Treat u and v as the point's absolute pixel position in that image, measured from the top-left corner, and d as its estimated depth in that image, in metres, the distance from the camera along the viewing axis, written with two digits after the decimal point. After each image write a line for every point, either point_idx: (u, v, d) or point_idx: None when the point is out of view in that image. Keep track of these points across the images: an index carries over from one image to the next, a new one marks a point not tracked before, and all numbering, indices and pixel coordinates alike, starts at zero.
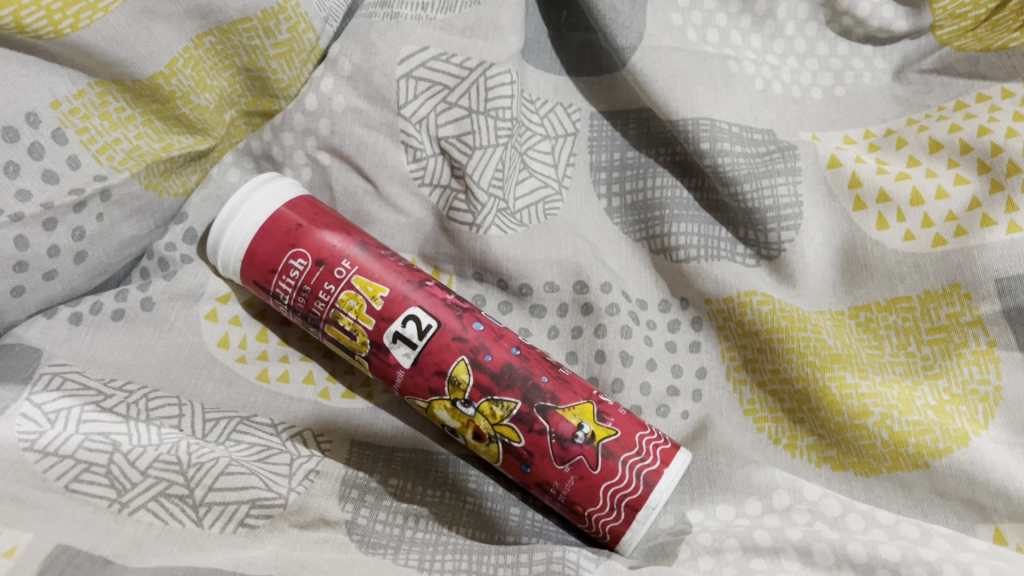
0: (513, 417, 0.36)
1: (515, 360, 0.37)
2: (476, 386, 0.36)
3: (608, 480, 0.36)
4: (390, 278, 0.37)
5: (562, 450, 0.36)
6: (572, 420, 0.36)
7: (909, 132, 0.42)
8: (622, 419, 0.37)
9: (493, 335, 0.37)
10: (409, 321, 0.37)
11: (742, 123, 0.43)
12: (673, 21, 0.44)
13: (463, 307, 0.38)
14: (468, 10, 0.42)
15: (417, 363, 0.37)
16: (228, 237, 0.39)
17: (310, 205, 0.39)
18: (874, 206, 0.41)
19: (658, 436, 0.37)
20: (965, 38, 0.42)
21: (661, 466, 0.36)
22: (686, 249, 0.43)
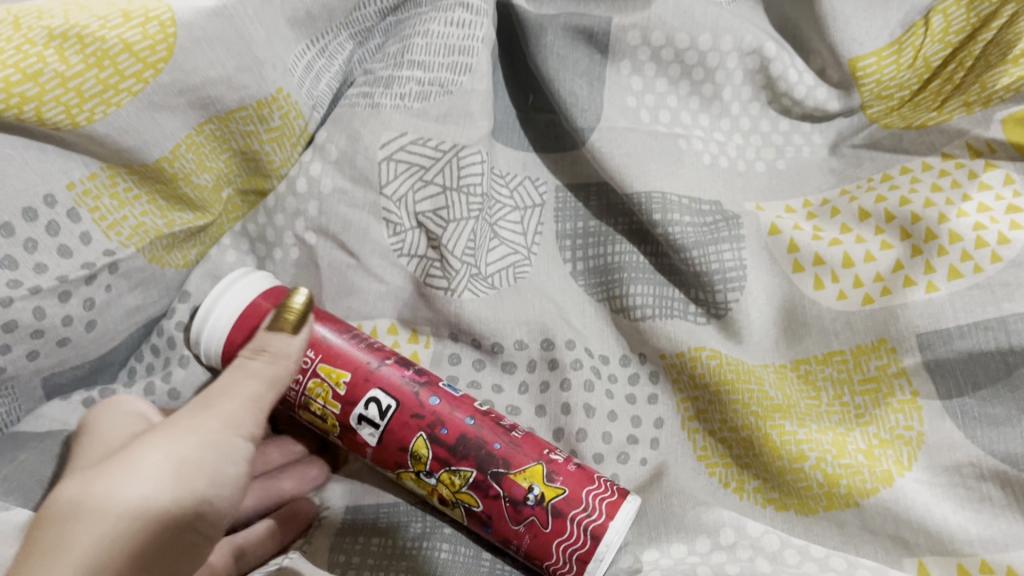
0: (470, 485, 0.40)
1: (469, 430, 0.40)
2: (435, 458, 0.40)
3: (558, 537, 0.39)
4: (352, 363, 0.41)
5: (516, 512, 0.40)
6: (523, 483, 0.40)
7: (841, 202, 0.47)
8: (570, 478, 0.40)
9: (449, 408, 0.41)
10: (371, 403, 0.41)
11: (690, 195, 0.47)
12: (628, 103, 0.49)
13: (421, 382, 0.41)
14: (441, 99, 0.47)
15: (382, 440, 0.41)
16: (208, 332, 0.43)
17: (281, 295, 0.43)
18: (811, 268, 0.45)
19: (605, 490, 0.40)
20: (891, 117, 0.47)
21: (606, 520, 0.39)
22: (642, 309, 0.47)
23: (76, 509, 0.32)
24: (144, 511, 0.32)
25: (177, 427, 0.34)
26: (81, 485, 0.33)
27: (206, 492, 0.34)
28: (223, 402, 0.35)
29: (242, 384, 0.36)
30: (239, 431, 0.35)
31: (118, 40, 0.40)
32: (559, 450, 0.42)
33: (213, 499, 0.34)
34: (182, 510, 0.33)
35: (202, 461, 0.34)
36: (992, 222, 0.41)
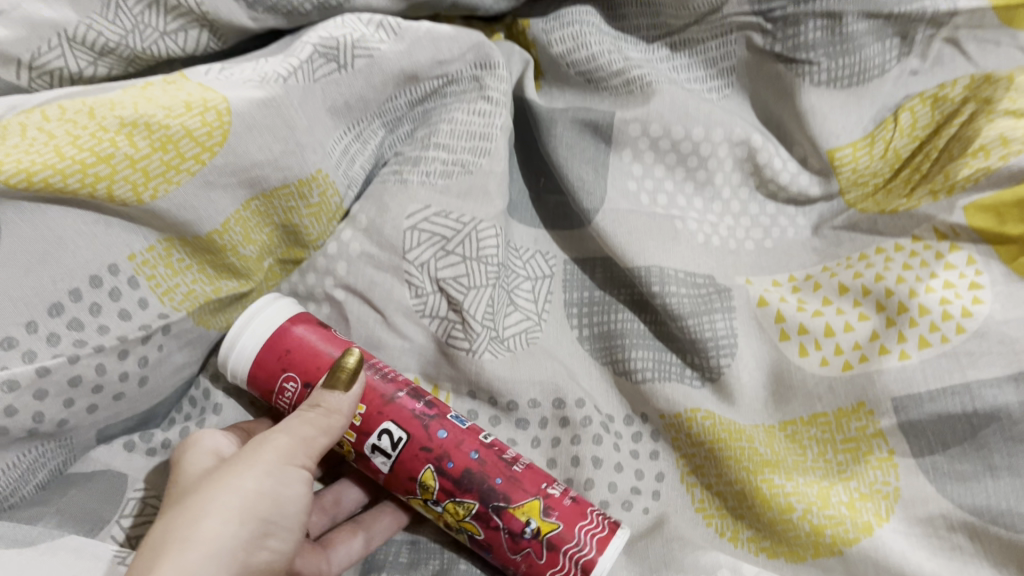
0: (472, 515, 0.45)
1: (471, 464, 0.45)
2: (441, 488, 0.45)
3: (553, 565, 0.44)
4: (369, 394, 0.46)
5: (514, 542, 0.44)
6: (521, 517, 0.44)
7: (822, 277, 0.52)
8: (565, 512, 0.44)
9: (454, 442, 0.45)
10: (383, 435, 0.45)
11: (685, 269, 0.52)
12: (629, 187, 0.54)
13: (430, 416, 0.46)
14: (462, 177, 0.53)
15: (393, 468, 0.46)
16: (233, 360, 0.48)
17: (299, 328, 0.48)
18: (795, 337, 0.50)
19: (597, 527, 0.44)
20: (866, 202, 0.52)
21: (596, 555, 0.43)
22: (643, 372, 0.51)
23: (158, 551, 0.36)
24: (220, 538, 0.37)
25: (235, 469, 0.40)
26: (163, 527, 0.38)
27: (269, 515, 0.39)
28: (276, 439, 0.41)
29: (294, 424, 0.42)
30: (292, 461, 0.41)
31: (181, 128, 0.45)
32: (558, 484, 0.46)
33: (274, 521, 0.40)
34: (253, 533, 0.38)
35: (262, 489, 0.39)
36: (956, 297, 0.46)
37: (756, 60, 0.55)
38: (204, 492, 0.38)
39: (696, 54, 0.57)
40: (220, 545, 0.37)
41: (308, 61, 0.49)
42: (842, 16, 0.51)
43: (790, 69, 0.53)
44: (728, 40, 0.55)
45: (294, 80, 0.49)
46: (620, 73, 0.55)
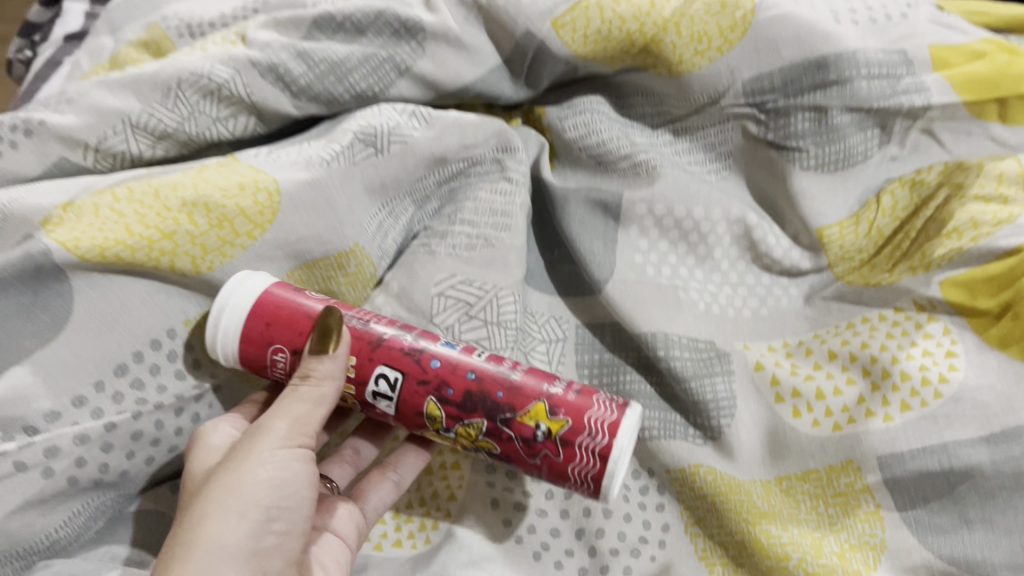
0: (484, 433, 0.47)
1: (469, 383, 0.47)
2: (448, 416, 0.48)
3: (570, 464, 0.46)
4: (356, 346, 0.48)
5: (530, 447, 0.47)
6: (530, 423, 0.46)
7: (813, 343, 0.56)
8: (570, 409, 0.46)
9: (448, 369, 0.47)
10: (380, 379, 0.48)
11: (688, 335, 0.57)
12: (636, 260, 0.59)
13: (419, 351, 0.48)
14: (483, 250, 0.58)
15: (398, 408, 0.49)
16: (221, 346, 0.49)
17: (270, 299, 0.49)
18: (790, 399, 0.54)
19: (603, 413, 0.46)
20: (852, 275, 0.57)
21: (610, 440, 0.45)
22: (649, 430, 0.56)
23: (172, 548, 0.40)
24: (227, 532, 0.40)
25: (235, 460, 0.43)
26: (175, 529, 0.41)
27: (273, 502, 0.42)
28: (267, 427, 0.44)
29: (283, 407, 0.45)
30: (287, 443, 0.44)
31: (236, 207, 0.51)
32: (559, 381, 0.48)
33: (279, 507, 0.43)
34: (257, 521, 0.41)
35: (259, 480, 0.42)
36: (934, 363, 0.50)
37: (750, 145, 0.60)
38: (206, 493, 0.42)
39: (696, 139, 0.63)
40: (224, 539, 0.40)
41: (349, 147, 0.55)
42: (828, 109, 0.56)
43: (781, 156, 0.59)
44: (725, 127, 0.61)
45: (337, 164, 0.55)
46: (627, 157, 0.60)
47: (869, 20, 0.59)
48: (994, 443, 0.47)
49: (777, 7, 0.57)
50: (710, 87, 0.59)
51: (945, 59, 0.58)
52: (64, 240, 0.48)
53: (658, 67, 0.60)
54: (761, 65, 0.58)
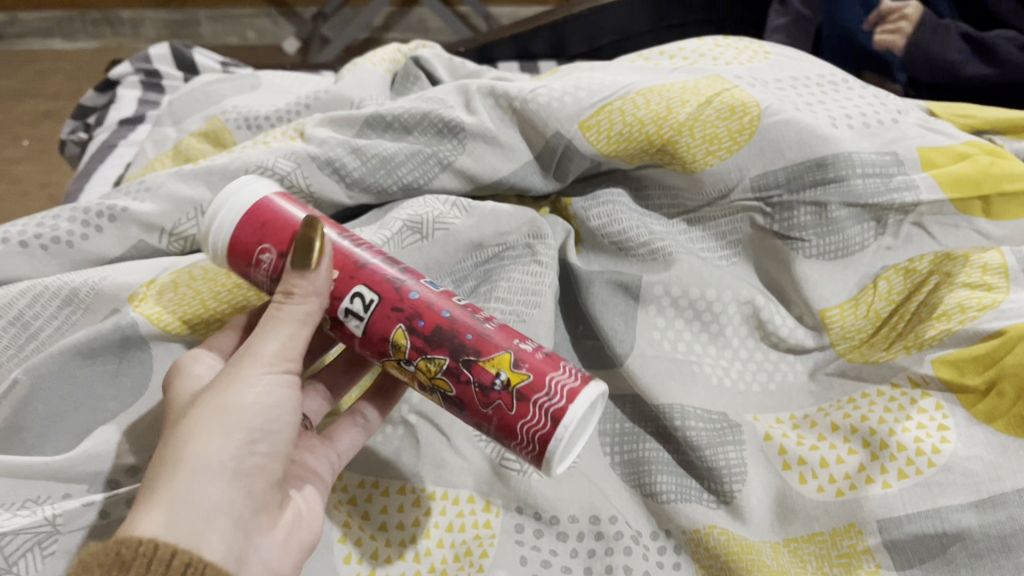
0: (444, 371, 0.47)
1: (442, 319, 0.47)
2: (412, 346, 0.47)
3: (521, 418, 0.45)
4: (343, 261, 0.49)
5: (485, 395, 0.46)
6: (491, 370, 0.46)
7: (818, 416, 0.61)
8: (535, 366, 0.46)
9: (426, 302, 0.48)
10: (356, 298, 0.48)
11: (703, 407, 0.62)
12: (654, 336, 0.64)
13: (402, 281, 0.48)
14: (516, 324, 0.63)
15: (366, 330, 0.49)
16: (216, 236, 0.50)
17: (271, 207, 0.49)
18: (796, 466, 0.59)
19: (566, 378, 0.45)
20: (853, 352, 0.63)
21: (566, 404, 0.44)
22: (667, 493, 0.60)
23: (162, 467, 0.41)
24: (214, 452, 0.41)
25: (220, 384, 0.44)
26: (164, 450, 0.42)
27: (257, 425, 0.43)
28: (252, 351, 0.45)
29: (266, 330, 0.46)
30: (270, 368, 0.45)
31: None
32: (531, 342, 0.48)
33: (261, 430, 0.44)
34: (241, 442, 0.42)
35: (242, 402, 0.43)
36: (927, 435, 0.55)
37: (759, 236, 0.67)
38: (191, 414, 0.43)
39: (708, 228, 0.69)
40: (209, 457, 0.41)
41: (398, 234, 0.62)
42: (827, 205, 0.63)
43: (785, 244, 0.65)
44: (735, 218, 0.67)
45: (388, 248, 0.62)
46: (646, 243, 0.67)
47: (864, 125, 0.67)
48: (982, 508, 0.52)
49: (780, 113, 0.65)
50: (721, 182, 0.66)
51: (932, 159, 0.65)
52: (148, 314, 0.56)
53: (674, 164, 0.67)
54: (767, 164, 0.64)
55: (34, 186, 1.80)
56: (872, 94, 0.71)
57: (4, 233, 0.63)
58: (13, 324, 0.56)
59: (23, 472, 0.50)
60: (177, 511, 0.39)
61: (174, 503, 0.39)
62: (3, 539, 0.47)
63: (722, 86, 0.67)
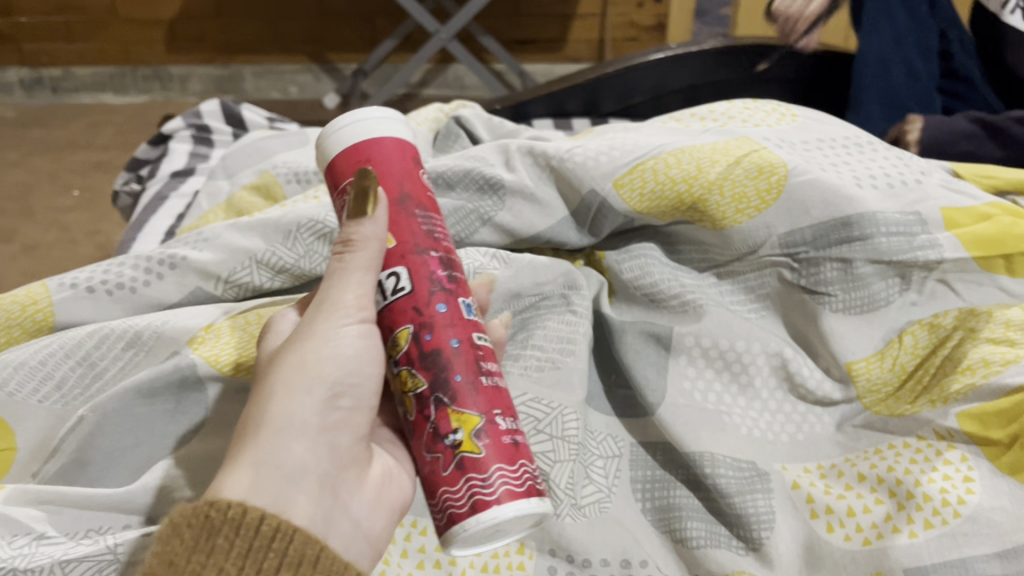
0: (416, 392, 0.46)
1: (447, 347, 0.46)
2: (407, 352, 0.46)
3: (450, 486, 0.44)
4: (404, 236, 0.47)
5: (434, 442, 0.45)
6: (452, 423, 0.45)
7: (845, 466, 0.62)
8: (491, 448, 0.44)
9: (447, 321, 0.46)
10: (392, 277, 0.47)
11: (732, 455, 0.63)
12: (685, 386, 0.67)
13: (443, 286, 0.47)
14: (551, 371, 0.65)
15: (383, 310, 0.48)
16: (333, 139, 0.49)
17: (389, 150, 0.48)
18: (823, 515, 0.59)
19: (510, 481, 0.43)
20: (878, 404, 0.64)
21: (492, 502, 0.43)
22: (696, 539, 0.61)
23: (250, 426, 0.43)
24: (295, 411, 0.43)
25: (302, 339, 0.45)
26: (251, 408, 0.44)
27: (338, 378, 0.45)
28: (332, 299, 0.46)
29: (338, 278, 0.46)
30: (348, 317, 0.46)
31: None
32: (510, 419, 0.46)
33: (345, 383, 0.45)
34: (323, 398, 0.44)
35: (320, 358, 0.45)
36: (952, 486, 0.56)
37: (786, 289, 0.69)
38: (276, 372, 0.45)
39: (737, 282, 0.72)
40: (291, 417, 0.43)
41: None
42: (853, 261, 0.66)
43: (812, 298, 0.67)
44: (763, 273, 0.70)
45: None
46: (677, 296, 0.70)
47: (887, 185, 0.69)
48: (1006, 557, 0.53)
49: (808, 173, 0.68)
50: (750, 239, 0.69)
51: (954, 219, 0.67)
52: (206, 356, 0.60)
53: (704, 222, 0.70)
54: (794, 222, 0.67)
55: (81, 233, 1.87)
56: (896, 156, 0.73)
57: (74, 280, 0.68)
58: (81, 364, 0.61)
59: (83, 503, 0.53)
60: (263, 471, 0.41)
61: (259, 465, 0.41)
62: (68, 565, 0.49)
63: (750, 147, 0.71)
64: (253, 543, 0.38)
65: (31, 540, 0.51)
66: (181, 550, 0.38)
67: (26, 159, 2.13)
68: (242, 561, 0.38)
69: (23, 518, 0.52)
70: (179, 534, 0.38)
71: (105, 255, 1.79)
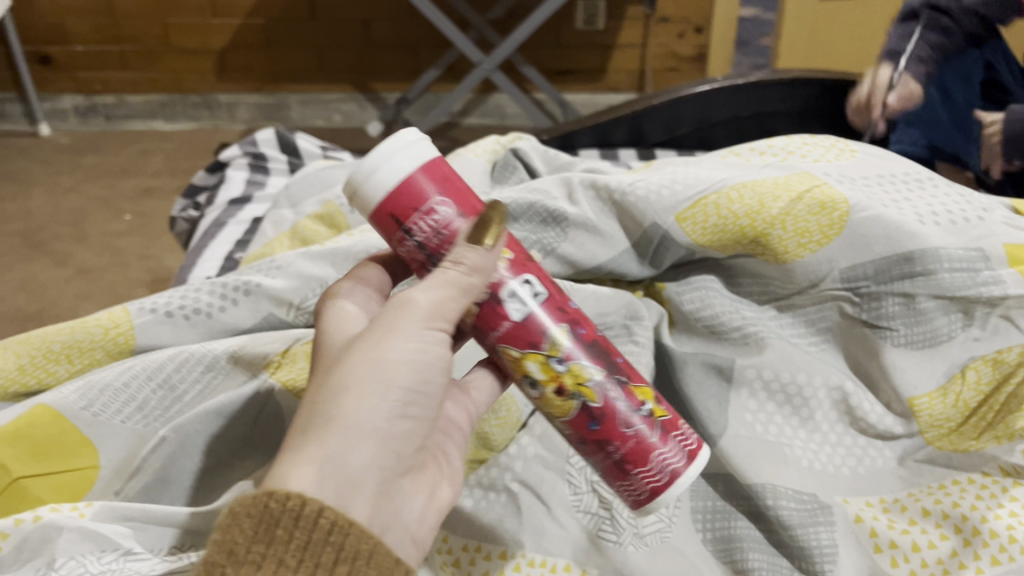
0: (594, 381, 0.50)
1: (599, 337, 0.52)
2: (573, 347, 0.50)
3: (644, 460, 0.50)
4: (518, 247, 0.51)
5: (628, 418, 0.51)
6: (639, 397, 0.52)
7: (908, 501, 0.62)
8: (667, 410, 0.53)
9: (580, 316, 0.52)
10: (527, 285, 0.50)
11: (794, 487, 0.62)
12: (746, 418, 0.66)
13: (559, 289, 0.53)
14: None
15: (527, 316, 0.50)
16: (387, 172, 0.47)
17: (441, 167, 0.49)
18: (888, 549, 0.59)
19: (690, 433, 0.53)
20: (941, 439, 0.64)
21: (693, 452, 0.52)
22: (759, 571, 0.59)
23: (316, 414, 0.42)
24: (366, 410, 0.42)
25: (378, 335, 0.45)
26: (316, 395, 0.44)
27: (411, 384, 0.45)
28: (412, 301, 0.46)
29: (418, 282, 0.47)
30: (428, 324, 0.46)
31: None
32: None
33: (416, 389, 0.45)
34: (396, 402, 0.44)
35: (398, 359, 0.44)
36: (1018, 524, 0.57)
37: (847, 323, 0.70)
38: (349, 363, 0.44)
39: (798, 315, 0.72)
40: (362, 417, 0.42)
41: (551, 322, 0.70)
42: (915, 296, 0.66)
43: (874, 333, 0.68)
44: (824, 306, 0.71)
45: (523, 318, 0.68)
46: (738, 328, 0.70)
47: (950, 222, 0.70)
48: None
49: (869, 210, 0.69)
50: (811, 273, 0.70)
51: (1019, 256, 0.67)
52: (284, 380, 0.63)
53: (765, 255, 0.71)
54: (856, 257, 0.69)
55: (133, 258, 1.92)
56: (957, 192, 0.74)
57: (154, 305, 0.71)
58: (162, 387, 0.64)
59: (167, 520, 0.55)
60: (330, 468, 0.41)
61: (325, 460, 0.41)
62: None
63: (812, 183, 0.72)
64: (311, 536, 0.38)
65: (119, 556, 0.53)
66: (242, 539, 0.38)
67: (81, 184, 2.20)
68: (301, 554, 0.38)
69: (111, 534, 0.54)
70: (239, 523, 0.38)
71: (156, 280, 1.83)
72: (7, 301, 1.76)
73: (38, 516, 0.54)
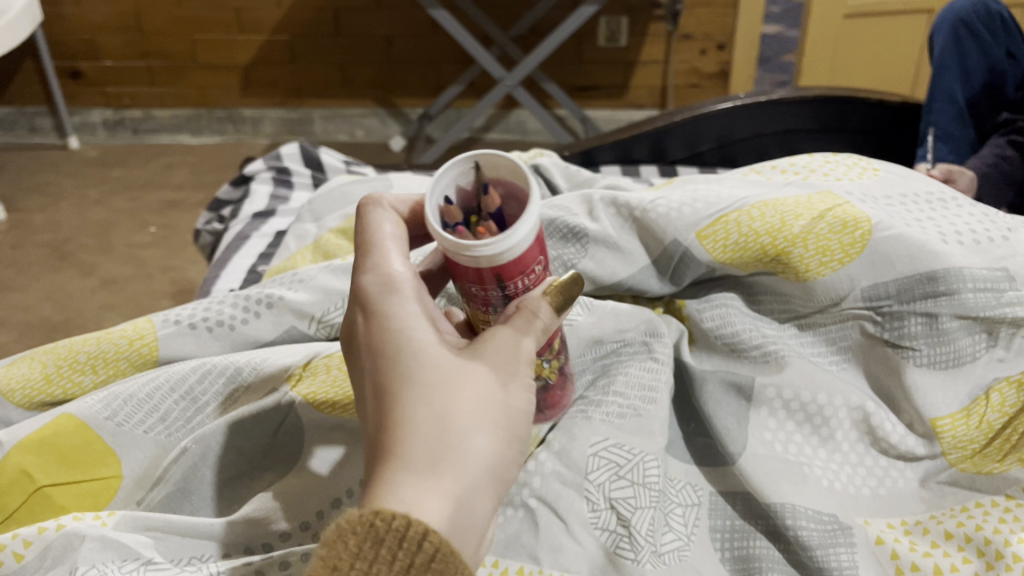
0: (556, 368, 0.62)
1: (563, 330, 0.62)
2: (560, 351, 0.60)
3: (560, 410, 0.66)
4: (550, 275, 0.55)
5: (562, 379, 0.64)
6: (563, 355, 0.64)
7: (931, 523, 0.61)
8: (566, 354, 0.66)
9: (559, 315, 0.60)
10: None
11: (814, 508, 0.61)
12: (766, 436, 0.66)
13: None
14: (633, 418, 0.66)
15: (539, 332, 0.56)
16: (516, 243, 0.47)
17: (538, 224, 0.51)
18: (909, 572, 0.58)
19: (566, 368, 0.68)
20: (965, 462, 0.63)
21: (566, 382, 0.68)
22: None
23: (435, 443, 0.42)
24: (483, 452, 0.43)
25: (486, 376, 0.46)
26: (430, 419, 0.43)
27: (514, 430, 0.46)
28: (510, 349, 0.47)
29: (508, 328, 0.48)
30: (523, 376, 0.47)
31: None
32: None
33: (516, 433, 0.46)
34: (503, 445, 0.45)
35: (506, 407, 0.46)
36: None
37: (868, 342, 0.69)
38: (462, 398, 0.44)
39: (819, 333, 0.72)
40: (480, 457, 0.43)
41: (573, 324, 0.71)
42: (938, 315, 0.66)
43: (896, 352, 0.67)
44: (845, 325, 0.70)
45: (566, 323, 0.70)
46: (758, 346, 0.70)
47: (973, 241, 0.69)
48: None
49: (891, 229, 0.70)
50: (832, 291, 0.70)
51: None
52: (305, 394, 0.64)
53: (787, 274, 0.71)
54: (878, 276, 0.69)
55: (158, 269, 1.94)
56: (981, 212, 0.73)
57: (178, 317, 0.72)
58: (184, 398, 0.65)
59: (187, 530, 0.56)
60: (453, 504, 0.41)
61: (448, 496, 0.41)
62: None
63: (834, 201, 0.73)
64: (415, 559, 0.38)
65: (139, 565, 0.53)
66: (347, 554, 0.38)
67: (108, 196, 2.23)
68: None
69: (134, 543, 0.54)
70: (345, 539, 0.38)
71: (180, 291, 1.85)
72: (34, 310, 1.79)
73: (63, 524, 0.55)
